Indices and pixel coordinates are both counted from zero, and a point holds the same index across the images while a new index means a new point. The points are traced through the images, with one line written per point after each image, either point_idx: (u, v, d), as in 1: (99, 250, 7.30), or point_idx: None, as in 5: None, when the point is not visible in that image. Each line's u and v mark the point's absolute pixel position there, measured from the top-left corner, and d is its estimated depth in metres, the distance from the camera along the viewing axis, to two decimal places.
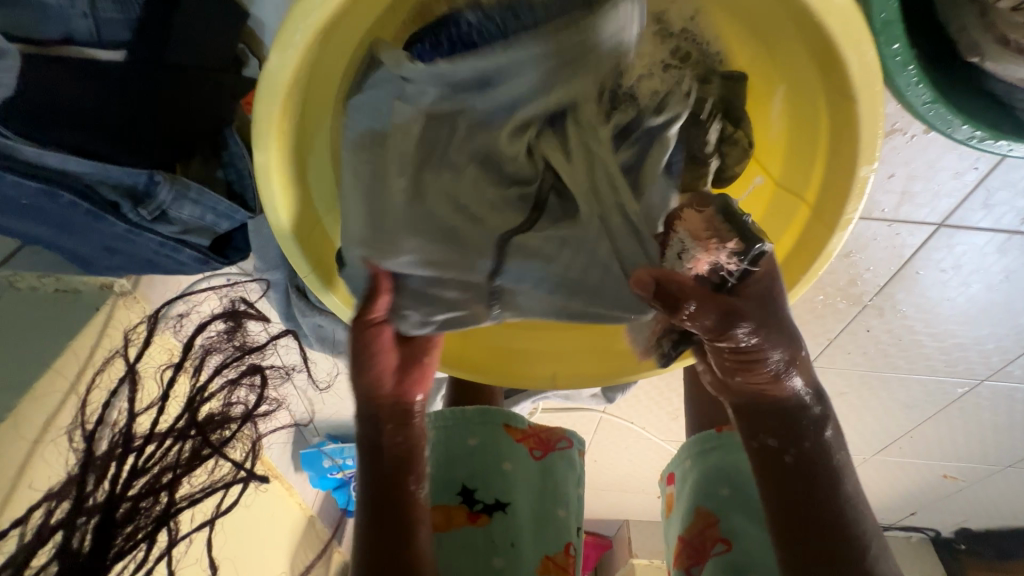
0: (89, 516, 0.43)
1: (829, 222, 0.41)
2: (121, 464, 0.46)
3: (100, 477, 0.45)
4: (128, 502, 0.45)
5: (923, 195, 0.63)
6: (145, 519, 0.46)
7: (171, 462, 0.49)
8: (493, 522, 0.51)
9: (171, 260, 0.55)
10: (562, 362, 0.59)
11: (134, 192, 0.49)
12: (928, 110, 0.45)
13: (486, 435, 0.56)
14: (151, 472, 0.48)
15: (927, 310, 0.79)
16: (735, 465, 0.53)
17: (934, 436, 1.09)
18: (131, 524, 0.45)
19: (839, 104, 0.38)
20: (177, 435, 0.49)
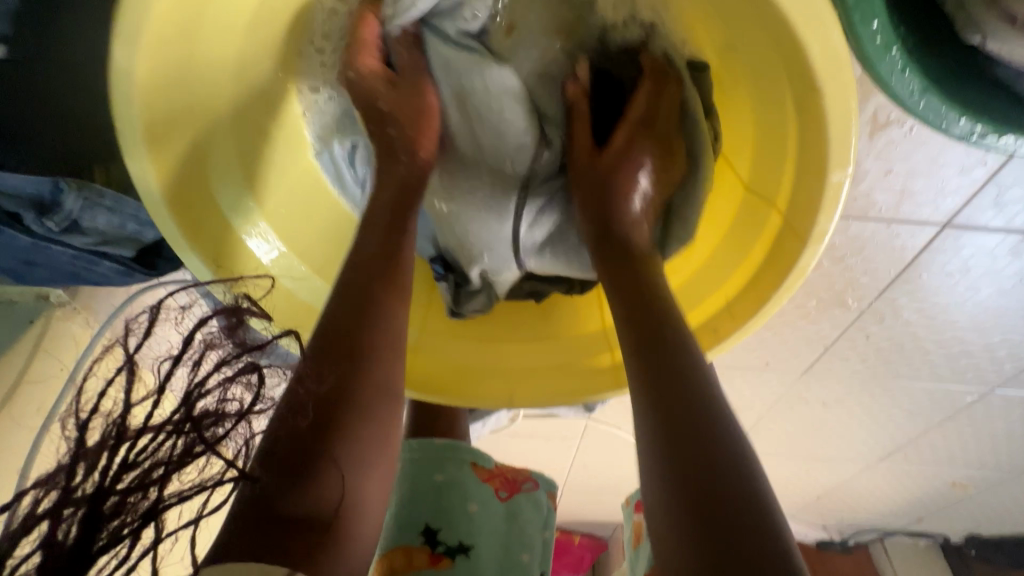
0: (76, 508, 0.25)
1: (800, 233, 0.36)
2: (108, 454, 0.26)
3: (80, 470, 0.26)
4: (119, 496, 0.26)
5: (925, 193, 0.56)
6: (135, 519, 0.26)
7: (169, 459, 0.27)
8: (456, 566, 0.46)
9: (93, 271, 0.51)
10: (522, 382, 0.53)
11: (40, 203, 0.44)
12: (918, 101, 0.40)
13: (453, 472, 0.52)
14: (141, 470, 0.27)
15: (933, 315, 0.72)
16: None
17: (942, 443, 1.02)
18: (120, 524, 0.26)
19: (806, 98, 0.33)
20: (173, 426, 0.28)
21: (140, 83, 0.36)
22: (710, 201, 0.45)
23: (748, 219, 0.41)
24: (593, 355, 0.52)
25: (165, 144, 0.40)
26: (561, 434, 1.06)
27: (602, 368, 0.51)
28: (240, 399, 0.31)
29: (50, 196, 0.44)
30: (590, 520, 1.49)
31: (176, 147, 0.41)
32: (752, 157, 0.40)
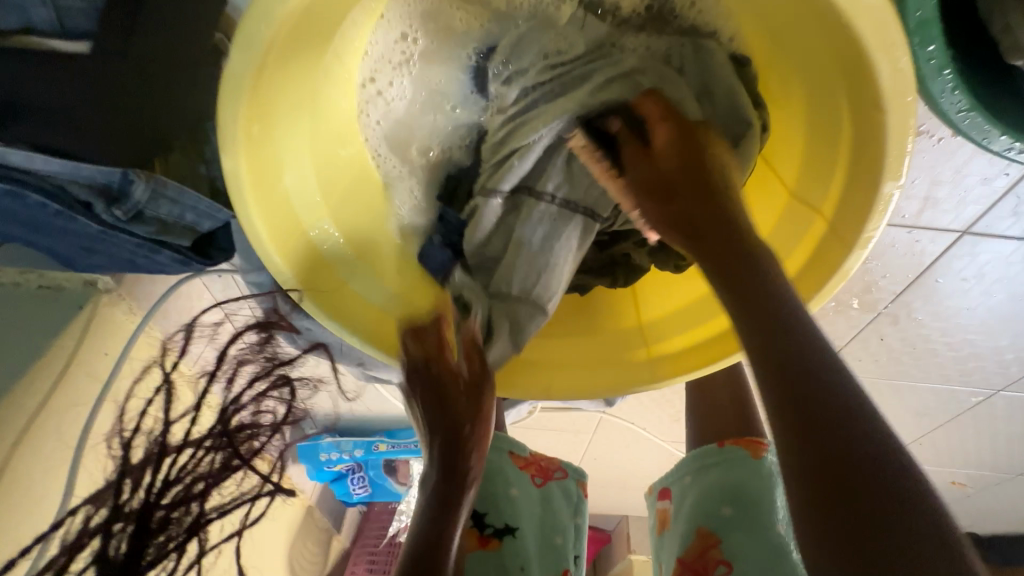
0: (125, 523, 0.38)
1: (846, 241, 0.38)
2: (154, 471, 0.40)
3: (134, 484, 0.40)
4: (163, 509, 0.39)
5: (948, 201, 0.59)
6: (178, 528, 0.40)
7: (204, 470, 0.42)
8: (505, 546, 0.50)
9: (151, 261, 0.53)
10: (558, 374, 0.55)
11: (107, 192, 0.46)
12: (962, 118, 0.42)
13: (494, 459, 0.54)
14: (184, 482, 0.41)
15: (945, 319, 0.75)
16: (737, 482, 0.52)
17: (945, 443, 1.05)
18: (163, 533, 0.39)
19: (863, 116, 0.35)
20: (209, 445, 0.42)
21: (246, 96, 0.37)
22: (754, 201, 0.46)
23: (790, 222, 0.43)
24: (629, 348, 0.55)
25: (259, 143, 0.40)
26: (575, 427, 1.08)
27: (639, 362, 0.53)
28: (270, 410, 0.48)
29: (118, 186, 0.46)
30: (595, 513, 1.51)
31: (264, 147, 0.41)
32: (800, 166, 0.42)
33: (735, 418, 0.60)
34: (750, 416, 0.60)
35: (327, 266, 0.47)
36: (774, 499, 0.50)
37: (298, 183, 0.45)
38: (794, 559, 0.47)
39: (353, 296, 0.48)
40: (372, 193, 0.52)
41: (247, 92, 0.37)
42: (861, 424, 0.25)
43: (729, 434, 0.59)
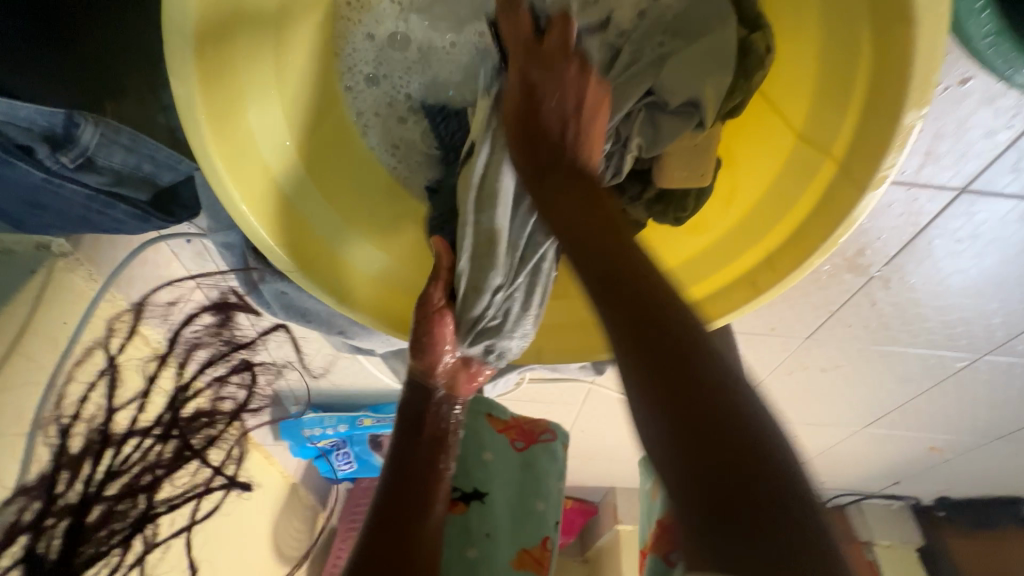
0: (57, 521, 0.47)
1: (856, 179, 0.36)
2: (96, 465, 0.50)
3: (72, 477, 0.49)
4: (105, 504, 0.50)
5: (949, 157, 0.57)
6: (121, 522, 0.51)
7: (150, 461, 0.54)
8: (471, 510, 0.51)
9: (106, 217, 0.49)
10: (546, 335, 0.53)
11: (53, 136, 0.41)
12: (989, 44, 0.45)
13: (468, 423, 0.56)
14: (124, 478, 0.52)
15: (936, 282, 0.74)
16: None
17: (928, 409, 1.06)
18: (107, 526, 0.50)
19: (890, 34, 0.31)
20: (158, 435, 0.55)
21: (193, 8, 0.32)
22: (760, 146, 0.44)
23: (797, 167, 0.41)
24: None
25: (212, 69, 0.35)
26: (564, 399, 1.06)
27: None
28: (230, 396, 0.63)
29: (63, 130, 0.41)
30: (585, 486, 1.51)
31: (221, 76, 0.36)
32: (808, 105, 0.39)
33: None
34: None
35: (300, 224, 0.43)
36: None
37: (266, 135, 0.40)
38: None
39: (315, 239, 0.44)
40: (342, 148, 0.48)
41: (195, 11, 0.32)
42: (746, 442, 0.29)
43: None
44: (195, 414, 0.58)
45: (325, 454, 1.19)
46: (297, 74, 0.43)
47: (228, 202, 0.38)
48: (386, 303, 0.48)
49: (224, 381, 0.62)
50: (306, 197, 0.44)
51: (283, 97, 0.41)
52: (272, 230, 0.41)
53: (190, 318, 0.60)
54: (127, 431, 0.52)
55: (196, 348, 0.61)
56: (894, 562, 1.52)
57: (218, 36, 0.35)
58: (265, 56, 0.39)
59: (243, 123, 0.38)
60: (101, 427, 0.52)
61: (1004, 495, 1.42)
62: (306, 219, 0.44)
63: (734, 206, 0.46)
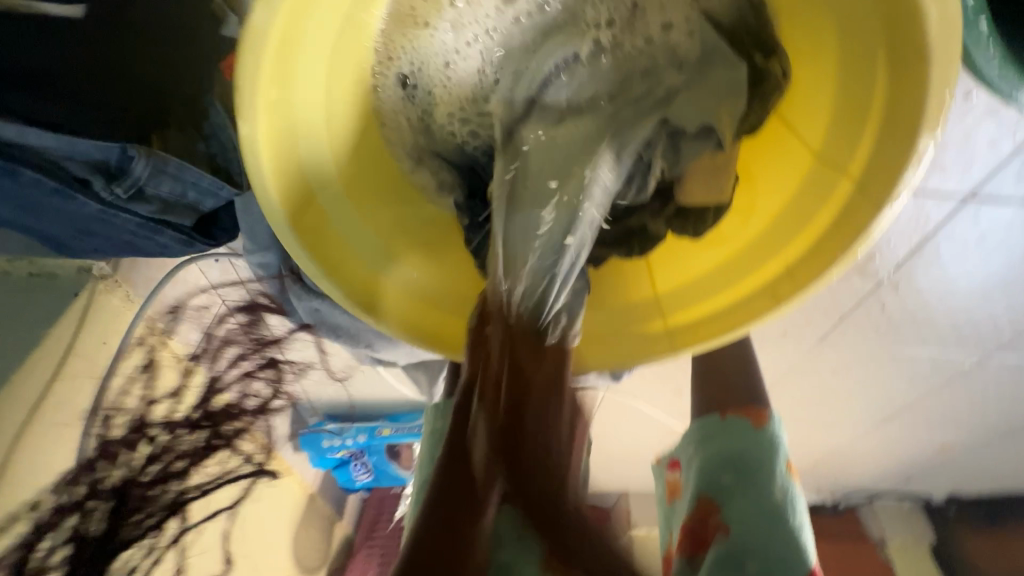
0: (100, 500, 0.49)
1: (872, 199, 0.38)
2: (123, 478, 0.50)
3: (109, 464, 0.51)
4: (140, 488, 0.50)
5: (954, 167, 0.59)
6: (156, 507, 0.52)
7: (184, 448, 0.54)
8: None
9: (153, 242, 0.51)
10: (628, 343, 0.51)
11: (106, 168, 0.44)
12: (996, 73, 0.42)
13: None
14: (154, 473, 0.52)
15: (944, 286, 0.76)
16: (735, 449, 0.56)
17: (937, 408, 1.08)
18: (138, 509, 0.50)
19: (905, 68, 0.34)
20: (195, 424, 0.56)
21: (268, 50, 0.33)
22: (774, 162, 0.46)
23: (814, 185, 0.43)
24: (643, 320, 0.51)
25: (274, 107, 0.36)
26: None
27: (653, 332, 0.50)
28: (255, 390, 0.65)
29: (117, 162, 0.44)
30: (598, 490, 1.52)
31: (283, 112, 0.37)
32: (824, 128, 0.41)
33: (740, 392, 0.62)
34: (754, 387, 0.62)
35: (334, 239, 0.44)
36: (770, 465, 0.54)
37: (313, 161, 0.41)
38: (788, 524, 0.51)
39: (348, 253, 0.45)
40: (383, 162, 0.47)
41: (271, 51, 0.33)
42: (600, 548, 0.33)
43: (729, 403, 0.61)
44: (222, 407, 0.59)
45: (344, 464, 1.21)
46: (346, 95, 0.42)
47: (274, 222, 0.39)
48: (420, 318, 0.49)
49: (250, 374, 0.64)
50: (342, 215, 0.44)
51: (331, 124, 0.42)
52: (310, 244, 0.42)
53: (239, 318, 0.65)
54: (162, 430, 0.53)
55: (226, 344, 0.64)
56: (907, 559, 1.53)
57: (280, 74, 0.35)
58: (318, 86, 0.39)
59: (294, 150, 0.39)
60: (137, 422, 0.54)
61: (1013, 492, 1.43)
62: (337, 232, 0.44)
63: (751, 222, 0.48)
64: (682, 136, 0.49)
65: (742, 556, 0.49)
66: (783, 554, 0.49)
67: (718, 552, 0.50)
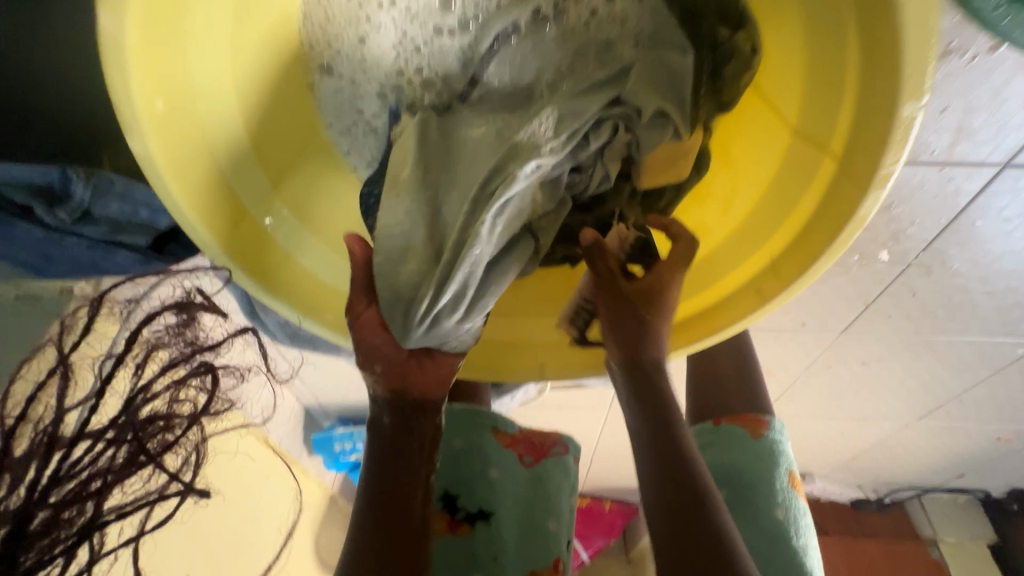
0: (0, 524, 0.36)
1: (858, 180, 0.32)
2: (44, 464, 0.39)
3: (14, 481, 0.37)
4: (47, 510, 0.37)
5: (985, 132, 0.51)
6: (65, 531, 0.38)
7: (103, 466, 0.41)
8: (475, 532, 0.50)
9: (114, 265, 0.49)
10: (560, 353, 0.49)
11: (50, 194, 0.43)
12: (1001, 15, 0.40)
13: (471, 438, 0.55)
14: (80, 478, 0.39)
15: (985, 266, 0.68)
16: (730, 463, 0.50)
17: (990, 398, 0.98)
18: (47, 536, 0.37)
19: (878, 20, 0.28)
20: (111, 437, 0.41)
21: (138, 57, 0.30)
22: (754, 138, 0.41)
23: (798, 165, 0.37)
24: None
25: (172, 122, 0.33)
26: (589, 404, 1.04)
27: None
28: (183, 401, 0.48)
29: (59, 185, 0.43)
30: (622, 488, 1.47)
31: (185, 126, 0.34)
32: (802, 98, 0.36)
33: (738, 395, 0.56)
34: (757, 392, 0.56)
35: (281, 255, 0.42)
36: (770, 479, 0.49)
37: (239, 174, 0.38)
38: (790, 545, 0.45)
39: (300, 271, 0.43)
40: (325, 171, 0.46)
41: (142, 62, 0.30)
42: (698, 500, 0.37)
43: (728, 409, 0.56)
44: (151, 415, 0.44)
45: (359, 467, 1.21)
46: (259, 97, 0.40)
47: (206, 250, 0.37)
48: None
49: (183, 385, 0.46)
50: (288, 228, 0.42)
51: (256, 133, 0.39)
52: (252, 266, 0.39)
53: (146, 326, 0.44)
54: (82, 429, 0.40)
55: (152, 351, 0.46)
56: (961, 557, 1.42)
57: (171, 85, 0.33)
58: (228, 93, 0.37)
59: (215, 166, 0.37)
60: (53, 424, 0.40)
61: None
62: (289, 250, 0.42)
63: (734, 210, 0.43)
64: (635, 127, 0.42)
65: None
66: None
67: None
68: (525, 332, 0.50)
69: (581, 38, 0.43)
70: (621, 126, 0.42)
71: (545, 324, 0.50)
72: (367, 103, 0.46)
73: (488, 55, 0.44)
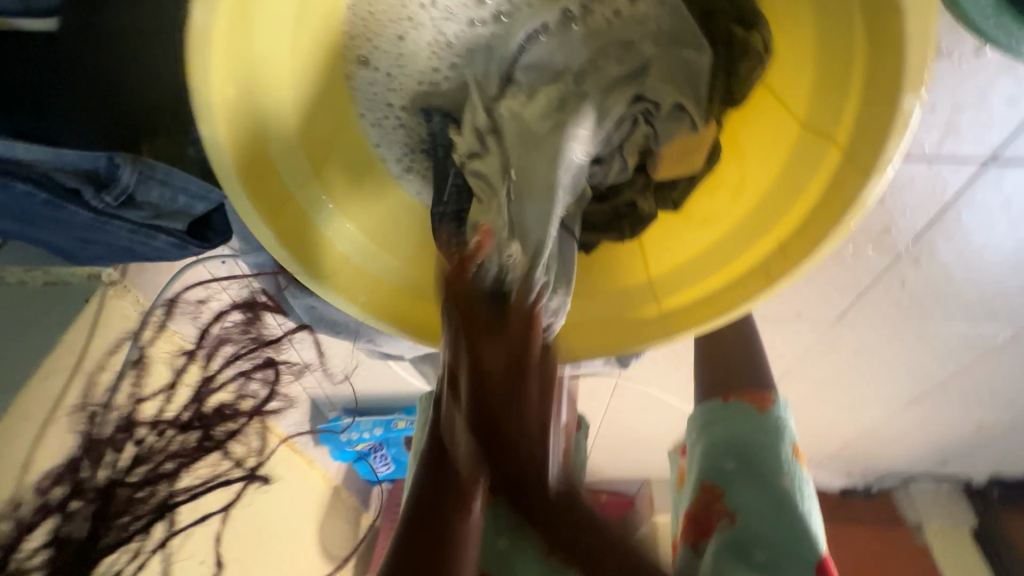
0: (88, 500, 0.43)
1: (862, 168, 0.36)
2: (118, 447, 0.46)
3: (98, 463, 0.45)
4: (127, 490, 0.44)
5: (971, 129, 0.55)
6: (143, 508, 0.45)
7: (176, 451, 0.48)
8: None
9: (149, 247, 0.52)
10: (580, 333, 0.51)
11: (96, 178, 0.46)
12: (991, 24, 0.43)
13: None
14: (151, 464, 0.47)
15: (969, 257, 0.72)
16: (741, 437, 0.54)
17: (972, 385, 1.03)
18: (128, 512, 0.44)
19: (886, 25, 0.32)
20: (186, 425, 0.49)
21: (219, 46, 0.32)
22: (760, 131, 0.45)
23: (803, 158, 0.41)
24: (638, 305, 0.50)
25: (238, 109, 0.36)
26: (591, 393, 1.07)
27: (648, 317, 0.49)
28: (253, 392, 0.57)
29: (106, 170, 0.45)
30: (618, 478, 1.50)
31: (247, 113, 0.37)
32: (810, 95, 0.39)
33: (745, 375, 0.60)
34: (762, 371, 0.60)
35: (320, 239, 0.45)
36: (777, 450, 0.52)
37: (286, 160, 0.41)
38: (796, 510, 0.49)
39: (335, 253, 0.46)
40: (359, 160, 0.48)
41: (220, 54, 0.33)
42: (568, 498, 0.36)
43: (735, 387, 0.59)
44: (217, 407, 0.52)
45: (365, 457, 1.23)
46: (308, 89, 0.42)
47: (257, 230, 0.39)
48: (406, 312, 0.49)
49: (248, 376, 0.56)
50: (324, 213, 0.45)
51: (300, 122, 0.41)
52: (295, 249, 0.42)
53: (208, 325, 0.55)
54: (154, 419, 0.48)
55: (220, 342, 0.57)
56: (943, 541, 1.48)
57: (240, 75, 0.35)
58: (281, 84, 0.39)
59: (266, 152, 0.39)
60: (128, 414, 0.48)
61: None
62: (326, 233, 0.45)
63: (743, 198, 0.46)
64: (653, 120, 0.48)
65: (750, 546, 0.47)
66: (792, 541, 0.47)
67: (724, 540, 0.48)
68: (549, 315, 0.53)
69: (605, 38, 0.46)
70: (640, 119, 0.49)
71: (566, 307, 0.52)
72: (398, 96, 0.47)
73: (518, 52, 0.46)
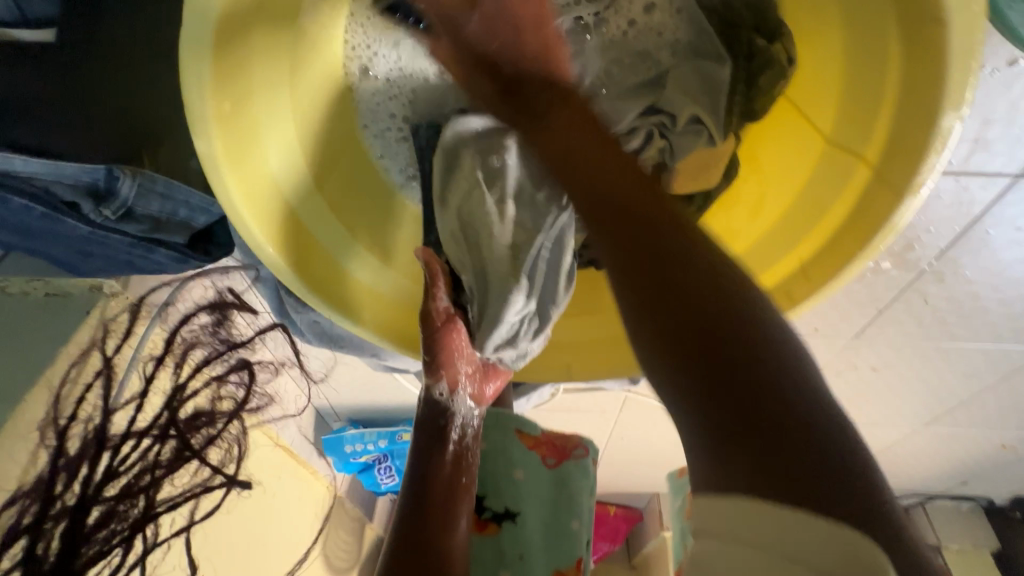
0: (56, 521, 0.43)
1: (894, 186, 0.34)
2: (95, 466, 0.45)
3: (69, 479, 0.44)
4: (102, 504, 0.44)
5: (1001, 142, 0.53)
6: (120, 523, 0.46)
7: (149, 461, 0.48)
8: (502, 531, 0.51)
9: (149, 260, 0.50)
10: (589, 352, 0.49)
11: (95, 191, 0.43)
12: None
13: (496, 438, 0.56)
14: (133, 470, 0.47)
15: (996, 273, 0.69)
16: None
17: (997, 404, 0.99)
18: (106, 527, 0.44)
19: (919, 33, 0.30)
20: (155, 435, 0.48)
21: (213, 61, 0.33)
22: (779, 146, 0.43)
23: (827, 175, 0.39)
24: None
25: (236, 121, 0.35)
26: (600, 408, 1.04)
27: None
28: (227, 395, 0.57)
29: (105, 183, 0.43)
30: (627, 493, 1.47)
31: (246, 125, 0.36)
32: (835, 108, 0.38)
33: None
34: None
35: (322, 254, 0.43)
36: None
37: (287, 173, 0.40)
38: None
39: (337, 269, 0.44)
40: (363, 173, 0.48)
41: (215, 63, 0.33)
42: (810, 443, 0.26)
43: None
44: (192, 414, 0.52)
45: (369, 469, 1.21)
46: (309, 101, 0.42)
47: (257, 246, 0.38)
48: (411, 328, 0.47)
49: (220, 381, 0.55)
50: (328, 229, 0.44)
51: (301, 132, 0.41)
52: (298, 264, 0.41)
53: (189, 323, 0.54)
54: (126, 428, 0.47)
55: (192, 346, 0.55)
56: (964, 564, 1.43)
57: (237, 85, 0.35)
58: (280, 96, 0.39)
59: (266, 165, 0.38)
60: (98, 426, 0.46)
61: None
62: (329, 248, 0.44)
63: (763, 216, 0.44)
64: (669, 134, 0.45)
65: None
66: None
67: None
68: (557, 334, 0.51)
69: (616, 49, 0.46)
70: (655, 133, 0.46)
71: (573, 327, 0.51)
72: (398, 105, 0.49)
73: None
